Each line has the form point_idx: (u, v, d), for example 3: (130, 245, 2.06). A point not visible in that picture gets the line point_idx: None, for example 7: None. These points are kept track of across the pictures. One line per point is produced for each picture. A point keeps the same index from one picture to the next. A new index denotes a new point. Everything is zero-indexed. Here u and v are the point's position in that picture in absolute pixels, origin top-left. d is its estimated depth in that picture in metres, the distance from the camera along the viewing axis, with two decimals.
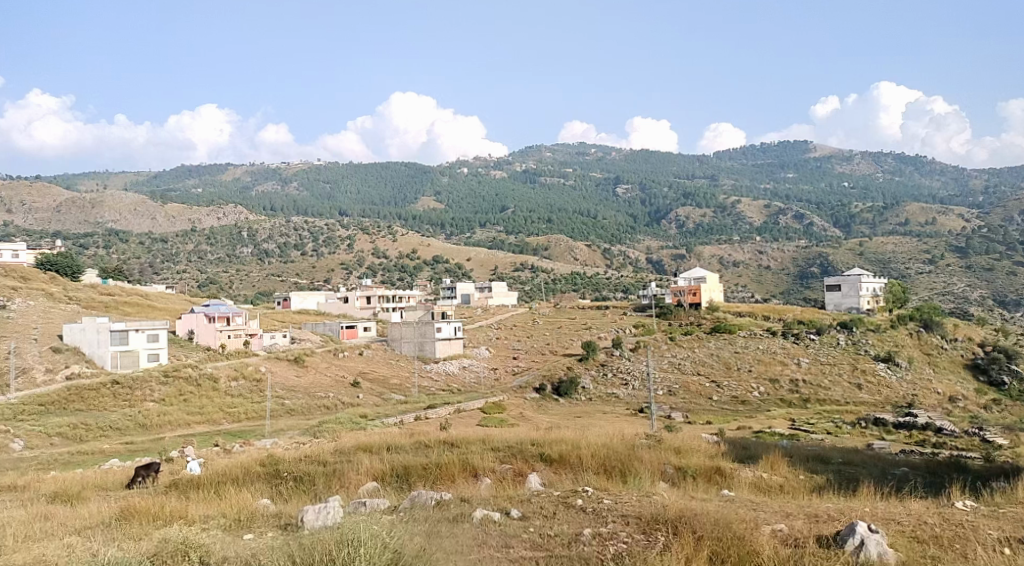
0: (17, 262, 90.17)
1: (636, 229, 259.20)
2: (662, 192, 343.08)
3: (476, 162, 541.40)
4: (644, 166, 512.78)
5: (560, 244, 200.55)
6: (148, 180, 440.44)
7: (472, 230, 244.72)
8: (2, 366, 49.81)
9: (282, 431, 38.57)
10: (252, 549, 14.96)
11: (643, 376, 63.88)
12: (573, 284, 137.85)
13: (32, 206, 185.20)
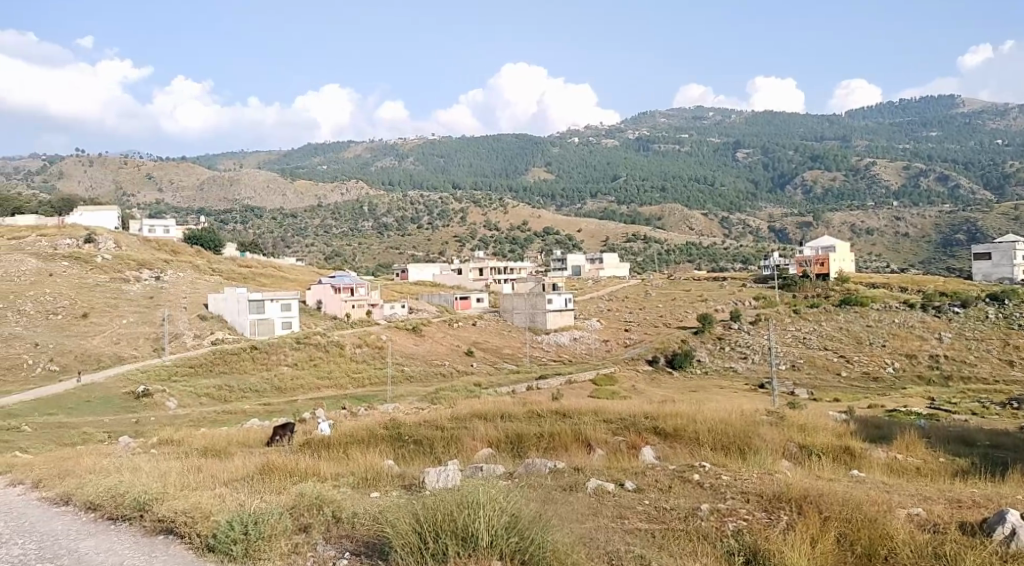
0: (167, 236, 97.51)
1: (757, 196, 250.95)
2: (786, 156, 328.84)
3: (589, 131, 536.61)
4: (767, 129, 492.64)
5: (676, 215, 196.78)
6: (276, 158, 463.16)
7: (584, 201, 244.15)
8: (156, 333, 54.16)
9: (404, 397, 40.18)
10: (379, 506, 15.80)
11: (764, 349, 62.39)
12: (688, 255, 135.49)
13: (178, 184, 199.36)
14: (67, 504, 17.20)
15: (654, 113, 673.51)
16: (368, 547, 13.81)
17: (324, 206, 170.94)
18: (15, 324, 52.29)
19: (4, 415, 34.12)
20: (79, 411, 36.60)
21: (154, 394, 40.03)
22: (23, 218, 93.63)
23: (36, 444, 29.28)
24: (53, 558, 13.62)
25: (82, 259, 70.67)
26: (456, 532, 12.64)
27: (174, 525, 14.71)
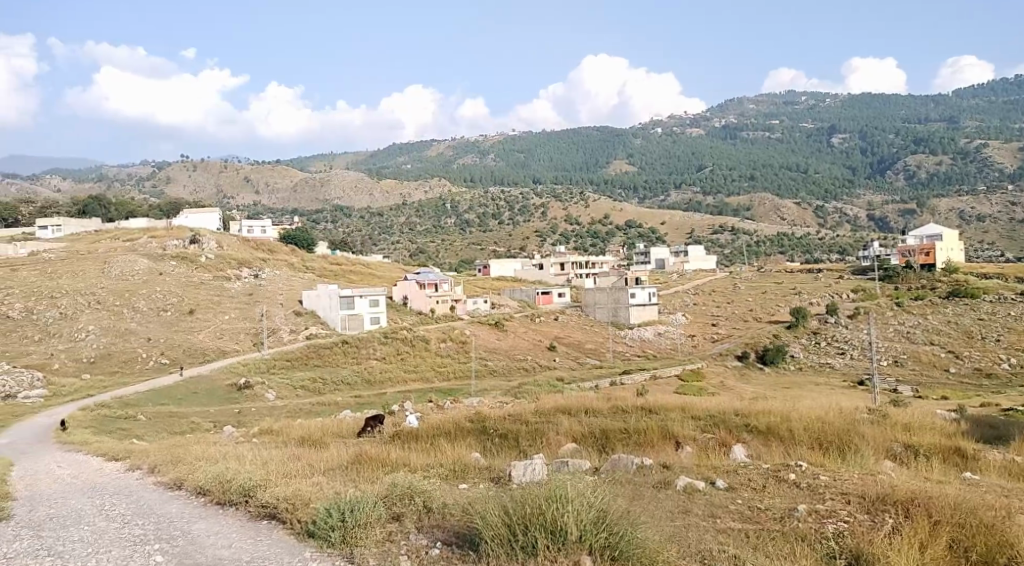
0: (264, 236, 101.41)
1: (855, 183, 241.42)
2: (883, 140, 314.29)
3: (673, 120, 527.40)
4: (862, 111, 471.81)
5: (765, 205, 191.21)
6: (361, 159, 474.73)
7: (667, 193, 240.69)
8: (255, 328, 56.42)
9: (488, 391, 40.56)
10: (468, 498, 16.00)
11: (863, 344, 60.20)
12: (780, 247, 131.72)
13: (272, 186, 207.17)
14: (180, 488, 18.17)
15: (742, 99, 654.84)
16: (459, 538, 14.03)
17: (409, 204, 174.21)
18: (128, 320, 55.49)
19: (121, 404, 36.20)
20: (187, 402, 38.54)
21: (255, 385, 41.75)
22: (135, 222, 99.28)
23: (151, 433, 31.02)
24: (169, 538, 14.43)
25: (187, 258, 74.29)
26: (545, 526, 12.70)
27: (277, 511, 15.35)
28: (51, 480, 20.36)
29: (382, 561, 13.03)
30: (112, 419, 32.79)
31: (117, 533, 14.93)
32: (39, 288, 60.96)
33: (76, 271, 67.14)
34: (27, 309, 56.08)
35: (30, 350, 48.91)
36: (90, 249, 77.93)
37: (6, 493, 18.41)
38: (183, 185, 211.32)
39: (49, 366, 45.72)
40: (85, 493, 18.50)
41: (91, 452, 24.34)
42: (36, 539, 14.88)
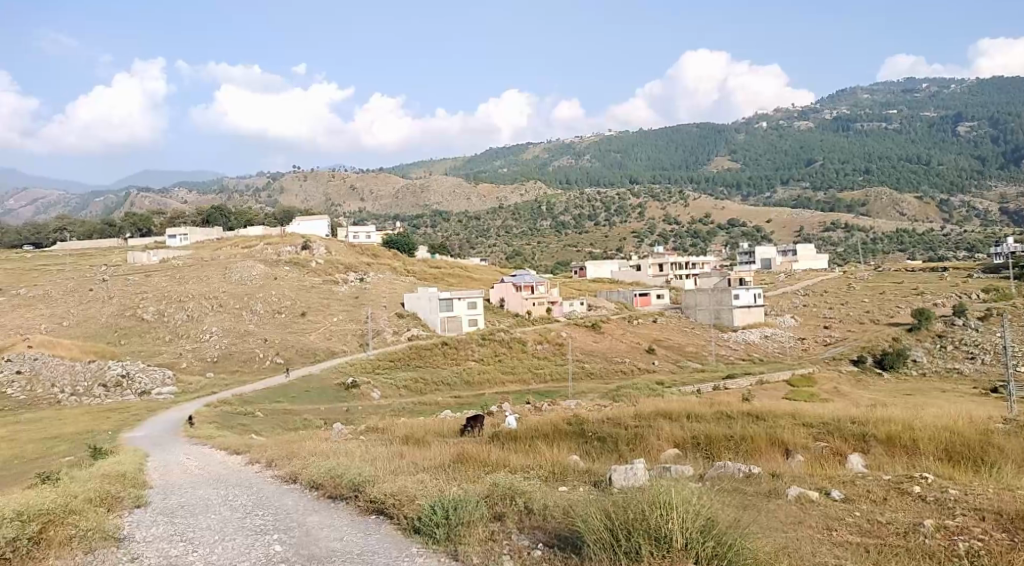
0: (368, 240, 104.43)
1: (986, 174, 225.86)
2: (1016, 126, 292.44)
3: (777, 114, 509.41)
4: (990, 97, 440.79)
5: (881, 201, 181.59)
6: (459, 164, 482.30)
7: (773, 190, 232.80)
8: (360, 329, 58.15)
9: (586, 394, 40.22)
10: (569, 500, 15.70)
11: (995, 347, 56.27)
12: (899, 244, 124.95)
13: (376, 193, 213.18)
14: (295, 482, 18.79)
15: (854, 89, 624.28)
16: (562, 540, 13.83)
17: (506, 207, 175.57)
18: (246, 321, 58.20)
19: (240, 401, 37.95)
20: (300, 399, 39.98)
21: (361, 385, 42.96)
22: (251, 229, 104.26)
23: (268, 429, 32.34)
24: (286, 530, 14.92)
25: (298, 263, 77.32)
26: (650, 531, 12.35)
27: (385, 506, 15.62)
28: (181, 470, 21.50)
29: (486, 559, 13.04)
30: (233, 414, 34.37)
31: (239, 523, 15.56)
32: (167, 292, 64.79)
33: (199, 276, 71.01)
34: (157, 312, 59.64)
35: (160, 349, 51.97)
36: (211, 256, 82.31)
37: (142, 480, 19.51)
38: (295, 194, 220.52)
39: (178, 364, 48.41)
40: (212, 484, 19.39)
41: (215, 445, 25.55)
42: (169, 525, 15.65)
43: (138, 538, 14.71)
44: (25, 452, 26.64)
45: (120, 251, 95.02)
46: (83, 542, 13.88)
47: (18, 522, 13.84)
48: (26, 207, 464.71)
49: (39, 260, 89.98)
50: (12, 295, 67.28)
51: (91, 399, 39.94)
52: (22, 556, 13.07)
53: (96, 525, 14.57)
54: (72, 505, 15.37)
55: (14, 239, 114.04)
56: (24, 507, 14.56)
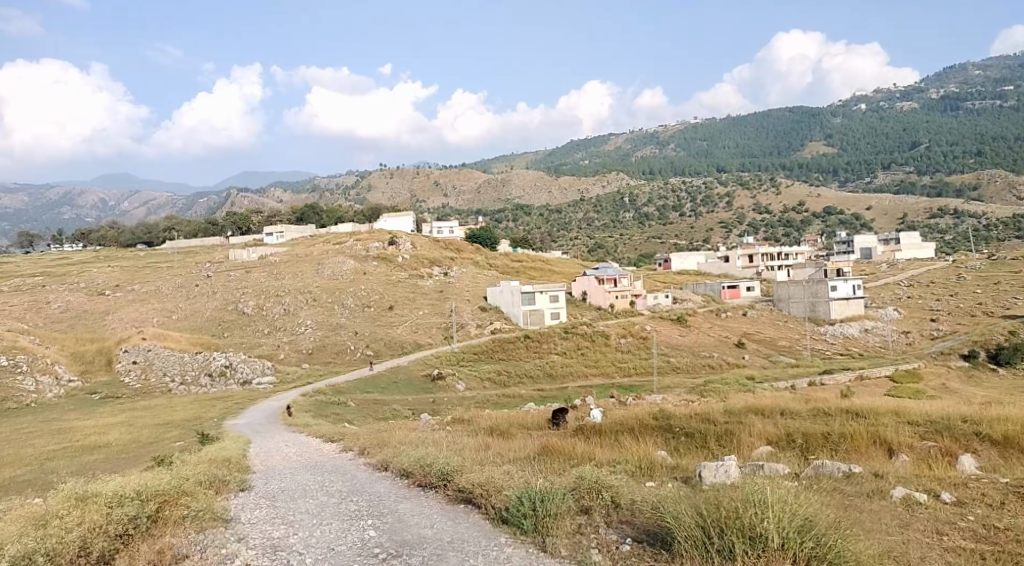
0: (452, 236, 105.65)
1: None
2: None
3: (876, 95, 486.59)
4: None
5: (995, 184, 170.76)
6: (541, 157, 482.46)
7: (873, 175, 222.57)
8: (445, 322, 58.81)
9: (672, 388, 39.43)
10: (658, 495, 15.21)
11: None
12: (1013, 230, 117.23)
13: (459, 189, 215.53)
14: (387, 470, 19.07)
15: (962, 65, 589.73)
16: (651, 535, 13.43)
17: (589, 200, 174.38)
18: (337, 314, 59.74)
19: (333, 390, 38.88)
20: (389, 390, 40.70)
21: (446, 376, 43.45)
22: (341, 226, 107.02)
23: (359, 418, 33.00)
24: (380, 516, 15.15)
25: (386, 258, 78.79)
26: (743, 529, 11.89)
27: (473, 496, 15.64)
28: (281, 456, 22.18)
29: (574, 553, 12.78)
30: (327, 403, 35.25)
31: (335, 508, 15.87)
32: (264, 287, 67.06)
33: (293, 272, 73.27)
34: (256, 306, 61.80)
35: (259, 341, 53.76)
36: (304, 253, 84.86)
37: (245, 465, 20.12)
38: (382, 191, 225.33)
39: (275, 355, 50.03)
40: (309, 470, 19.86)
41: (311, 433, 26.18)
42: (271, 508, 16.05)
43: (243, 519, 15.10)
44: (139, 436, 27.96)
45: (221, 249, 99.08)
46: (195, 522, 14.33)
47: (138, 501, 14.31)
48: (136, 209, 492.14)
49: (146, 257, 94.83)
50: (125, 290, 71.07)
51: (198, 388, 41.66)
52: (143, 533, 13.51)
53: (207, 506, 15.05)
54: (185, 486, 15.91)
55: (129, 239, 120.67)
56: (142, 487, 15.11)
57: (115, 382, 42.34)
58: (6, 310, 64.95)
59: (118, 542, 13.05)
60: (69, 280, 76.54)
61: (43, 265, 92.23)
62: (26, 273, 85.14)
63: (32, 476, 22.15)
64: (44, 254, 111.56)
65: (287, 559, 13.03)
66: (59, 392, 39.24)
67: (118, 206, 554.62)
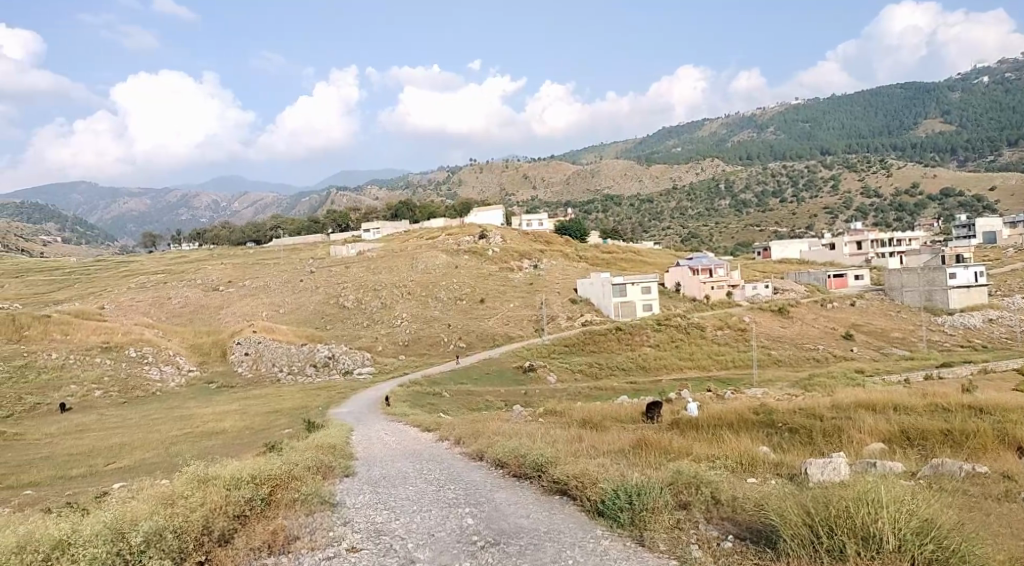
0: (543, 228, 105.50)
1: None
2: None
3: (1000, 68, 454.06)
4: None
5: None
6: (631, 146, 475.76)
7: (997, 151, 207.87)
8: (536, 314, 58.71)
9: (774, 381, 37.95)
10: (761, 491, 14.46)
11: None
12: None
13: (549, 181, 215.43)
14: (481, 459, 19.05)
15: None
16: (755, 533, 12.79)
17: (683, 188, 170.70)
18: (431, 308, 60.54)
19: (428, 381, 39.37)
20: (482, 381, 40.88)
21: (538, 368, 43.40)
22: (434, 221, 108.63)
23: (454, 409, 33.27)
24: (477, 504, 15.10)
25: (477, 252, 79.35)
26: (854, 530, 11.24)
27: (568, 487, 15.36)
28: (379, 443, 22.57)
29: (673, 548, 12.37)
30: (423, 393, 35.73)
31: (434, 495, 15.92)
32: (362, 281, 68.70)
33: (388, 267, 74.78)
34: (356, 299, 63.30)
35: (358, 334, 55.05)
36: (399, 248, 86.44)
37: (348, 452, 20.48)
38: (472, 186, 227.58)
39: (373, 346, 51.14)
40: (408, 457, 20.09)
41: (408, 423, 26.48)
42: (373, 493, 16.24)
43: (348, 504, 15.31)
44: (250, 424, 28.98)
45: (321, 246, 102.16)
46: (305, 505, 14.64)
47: (253, 485, 14.71)
48: (244, 210, 516.21)
49: (253, 255, 99.06)
50: (235, 286, 74.38)
51: (304, 378, 42.99)
52: (258, 514, 13.88)
53: (315, 490, 15.41)
54: (294, 471, 16.34)
55: (239, 237, 126.17)
56: (257, 471, 15.56)
57: (228, 372, 44.16)
58: (131, 306, 68.93)
59: (236, 523, 13.30)
60: (185, 278, 80.60)
61: (161, 264, 97.65)
62: (146, 271, 90.14)
63: (158, 459, 23.27)
64: (162, 254, 118.27)
65: (390, 545, 13.07)
66: (180, 381, 41.20)
67: (225, 207, 583.38)
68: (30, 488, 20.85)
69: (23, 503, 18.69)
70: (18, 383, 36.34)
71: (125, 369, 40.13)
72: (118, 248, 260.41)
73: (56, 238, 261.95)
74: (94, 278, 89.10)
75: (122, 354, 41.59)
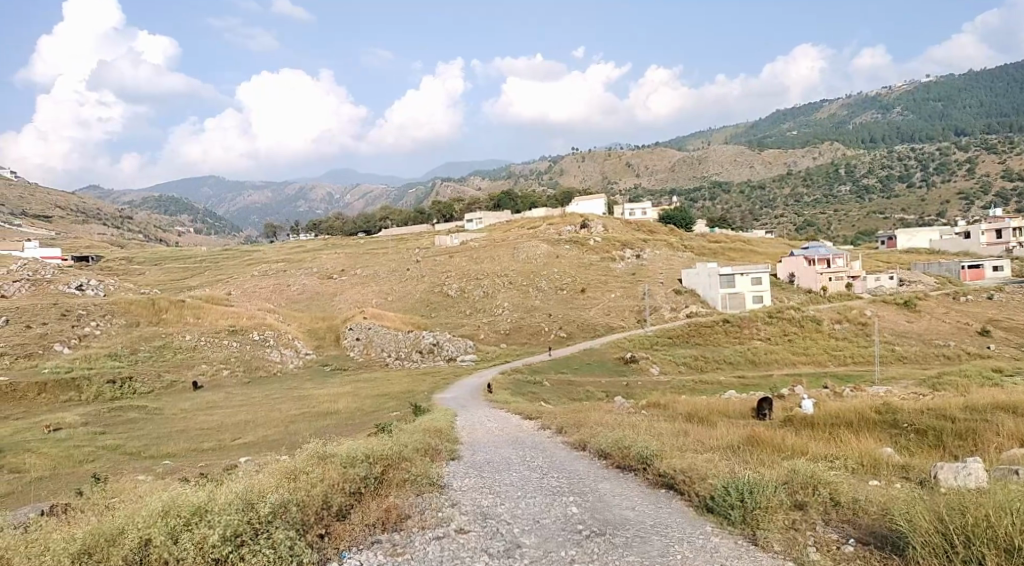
0: (647, 217, 103.82)
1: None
2: None
3: None
4: None
5: None
6: (741, 131, 460.42)
7: None
8: (639, 305, 57.75)
9: (896, 380, 35.77)
10: (885, 495, 13.47)
11: None
12: None
13: (654, 169, 211.80)
14: (584, 449, 18.77)
15: None
16: (880, 538, 11.88)
17: (798, 175, 163.82)
18: (533, 297, 60.57)
19: (530, 370, 39.39)
20: (583, 371, 40.58)
21: (640, 360, 42.66)
22: (537, 211, 108.67)
23: (556, 398, 33.09)
24: (581, 493, 14.81)
25: (579, 241, 78.79)
26: (996, 541, 10.27)
27: (674, 481, 14.85)
28: (483, 429, 22.65)
29: (789, 549, 11.70)
30: (525, 382, 35.74)
31: (538, 483, 15.74)
32: (466, 270, 69.51)
33: (490, 256, 75.29)
34: (460, 288, 64.05)
35: (462, 322, 55.73)
36: (502, 237, 86.94)
37: (453, 436, 20.59)
38: (575, 175, 226.42)
39: (477, 334, 51.59)
40: (510, 444, 20.03)
41: (511, 411, 26.46)
42: (479, 477, 16.23)
43: (455, 486, 15.37)
44: (361, 406, 29.73)
45: (428, 236, 104.03)
46: (415, 486, 14.81)
47: (366, 463, 14.91)
48: (355, 202, 533.47)
49: (363, 244, 102.19)
50: (347, 274, 76.99)
51: (410, 363, 43.83)
52: (371, 491, 14.09)
53: (423, 472, 15.55)
54: (404, 452, 16.53)
55: (351, 227, 130.31)
56: (370, 450, 15.81)
57: (342, 356, 45.64)
58: (253, 292, 72.39)
59: (353, 499, 13.50)
60: (302, 266, 83.96)
61: (280, 254, 102.07)
62: (267, 260, 94.52)
63: (279, 436, 24.19)
64: (282, 244, 123.82)
65: (497, 528, 12.98)
66: (298, 363, 42.92)
67: (337, 199, 605.65)
68: (166, 459, 22.04)
69: (160, 471, 19.73)
70: (157, 362, 38.73)
71: (250, 351, 42.07)
72: (242, 239, 275.25)
73: (188, 228, 279.93)
74: (219, 266, 94.17)
75: (246, 337, 43.60)
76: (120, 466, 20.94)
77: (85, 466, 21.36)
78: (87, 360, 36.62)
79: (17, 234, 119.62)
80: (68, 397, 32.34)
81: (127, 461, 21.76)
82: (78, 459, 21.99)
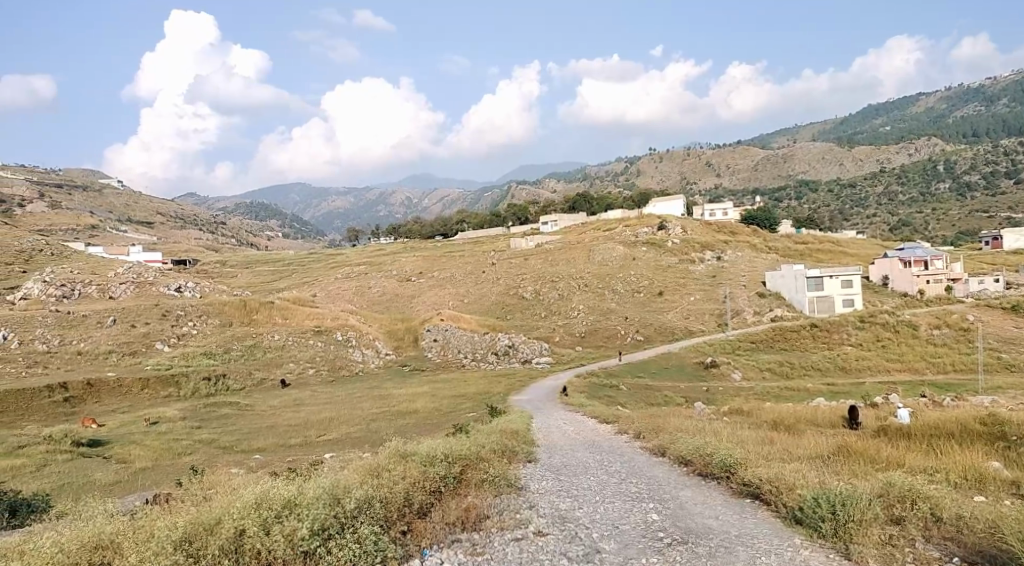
0: (728, 218, 101.26)
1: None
2: None
3: None
4: None
5: None
6: (828, 127, 445.20)
7: None
8: (720, 308, 56.27)
9: (1003, 389, 33.60)
10: (991, 510, 12.46)
11: None
12: None
13: (736, 168, 206.91)
14: (664, 455, 18.11)
15: None
16: (990, 559, 10.98)
17: (891, 173, 157.03)
18: (609, 300, 59.76)
19: (608, 373, 38.80)
20: (662, 375, 39.72)
21: (721, 365, 41.49)
22: (614, 212, 107.44)
23: (633, 403, 32.48)
24: (662, 501, 14.25)
25: (655, 243, 77.37)
26: None
27: (760, 491, 14.13)
28: (559, 432, 22.23)
29: None
30: (602, 385, 35.17)
31: (617, 488, 15.25)
32: (542, 273, 69.20)
33: (568, 258, 74.83)
34: (535, 290, 63.73)
35: (538, 324, 55.44)
36: (579, 239, 86.32)
37: (530, 439, 20.24)
38: (653, 176, 223.44)
39: (552, 336, 51.20)
40: (586, 448, 19.56)
41: (587, 414, 25.97)
42: (556, 480, 15.87)
43: (533, 488, 15.05)
44: (439, 406, 29.75)
45: (505, 238, 104.26)
46: (492, 486, 14.54)
47: (446, 463, 14.78)
48: (434, 205, 540.81)
49: (441, 247, 103.22)
50: (425, 276, 77.91)
51: (487, 365, 43.84)
52: (448, 490, 13.92)
53: (501, 473, 15.29)
54: (482, 453, 16.32)
55: (429, 230, 131.86)
56: (449, 450, 15.65)
57: (420, 356, 46.01)
58: (335, 294, 73.95)
59: (432, 498, 13.35)
60: (381, 269, 85.33)
61: (362, 256, 104.10)
62: (350, 262, 96.65)
63: (360, 434, 24.41)
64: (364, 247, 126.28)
65: (575, 532, 12.58)
66: (378, 363, 43.49)
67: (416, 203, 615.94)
68: (257, 453, 22.54)
69: (251, 465, 20.18)
70: (248, 359, 39.90)
71: (333, 351, 42.88)
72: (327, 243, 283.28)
73: (276, 232, 289.34)
74: (305, 269, 96.95)
75: (330, 337, 44.45)
76: (215, 459, 21.55)
77: (184, 457, 22.06)
78: (186, 358, 38.04)
79: (121, 238, 126.13)
80: (168, 393, 33.54)
81: (221, 455, 22.35)
82: (177, 452, 22.69)
